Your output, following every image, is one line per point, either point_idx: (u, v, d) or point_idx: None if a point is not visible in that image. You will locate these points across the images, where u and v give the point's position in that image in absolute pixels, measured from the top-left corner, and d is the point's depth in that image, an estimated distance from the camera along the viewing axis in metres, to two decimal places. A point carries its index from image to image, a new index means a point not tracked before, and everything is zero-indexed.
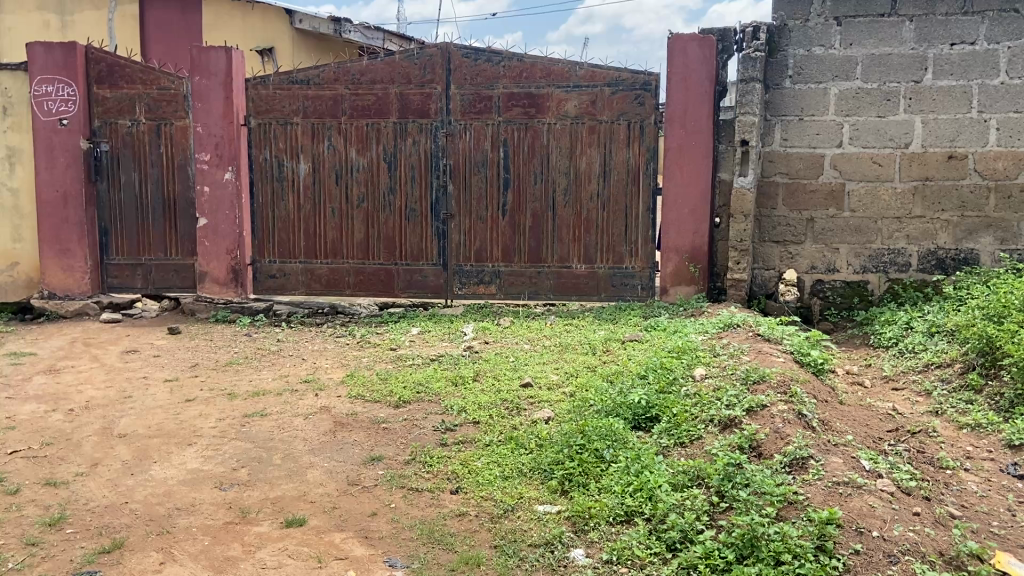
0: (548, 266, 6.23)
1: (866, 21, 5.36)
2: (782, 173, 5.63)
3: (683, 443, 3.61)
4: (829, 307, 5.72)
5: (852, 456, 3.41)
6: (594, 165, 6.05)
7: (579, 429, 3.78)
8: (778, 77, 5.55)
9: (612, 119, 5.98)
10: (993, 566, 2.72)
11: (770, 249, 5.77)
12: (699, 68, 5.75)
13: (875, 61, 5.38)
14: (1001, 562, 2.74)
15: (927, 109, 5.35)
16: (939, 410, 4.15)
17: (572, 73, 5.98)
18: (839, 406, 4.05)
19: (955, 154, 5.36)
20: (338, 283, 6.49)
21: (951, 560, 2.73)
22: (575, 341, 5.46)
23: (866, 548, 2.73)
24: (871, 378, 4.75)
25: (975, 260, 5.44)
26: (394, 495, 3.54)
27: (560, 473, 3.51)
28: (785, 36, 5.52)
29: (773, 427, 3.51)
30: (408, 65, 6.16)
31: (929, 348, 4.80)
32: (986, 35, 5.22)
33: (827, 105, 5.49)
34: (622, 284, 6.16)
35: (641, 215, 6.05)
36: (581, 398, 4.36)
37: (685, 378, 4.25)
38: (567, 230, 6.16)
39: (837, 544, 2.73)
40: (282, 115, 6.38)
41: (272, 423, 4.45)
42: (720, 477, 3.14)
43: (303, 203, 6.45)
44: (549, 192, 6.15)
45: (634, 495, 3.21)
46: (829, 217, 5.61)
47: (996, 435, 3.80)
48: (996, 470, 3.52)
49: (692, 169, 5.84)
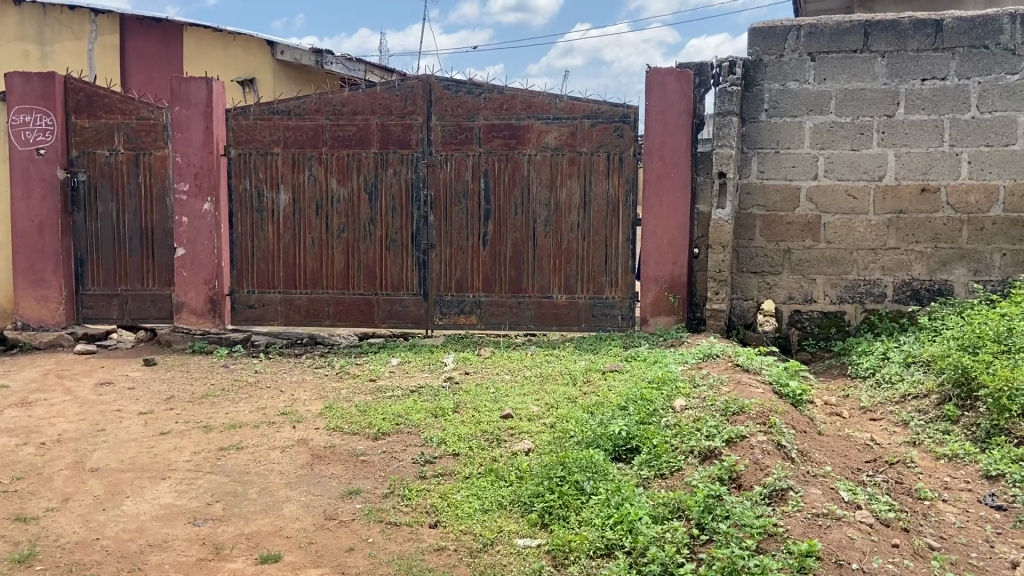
0: (529, 296, 6.23)
1: (840, 56, 5.46)
2: (759, 205, 5.69)
3: (663, 475, 3.60)
4: (807, 337, 5.76)
5: (831, 488, 3.41)
6: (575, 197, 6.09)
7: (559, 461, 3.75)
8: (754, 111, 5.63)
9: (592, 150, 6.03)
10: None
11: (748, 280, 5.80)
12: (677, 102, 5.82)
13: (849, 95, 5.47)
14: None
15: (900, 142, 5.44)
16: (916, 441, 4.17)
17: (552, 106, 6.04)
18: (818, 437, 4.06)
19: (928, 187, 5.44)
20: (317, 313, 6.46)
21: None
22: (555, 372, 5.45)
23: None
24: (849, 408, 4.77)
25: (949, 291, 5.51)
26: (372, 529, 3.50)
27: (541, 506, 3.48)
28: (761, 71, 5.61)
29: (752, 458, 3.52)
30: (389, 96, 6.20)
31: (906, 378, 4.83)
32: (956, 71, 5.33)
33: (802, 138, 5.57)
34: (602, 314, 6.17)
35: (621, 246, 6.08)
36: (562, 429, 4.34)
37: (666, 409, 4.24)
38: (548, 260, 6.18)
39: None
40: (262, 145, 6.38)
41: (248, 456, 4.39)
42: (700, 509, 3.13)
43: (283, 233, 6.42)
44: (529, 222, 6.17)
45: (615, 528, 3.17)
46: (805, 248, 5.67)
47: (974, 465, 3.82)
48: (974, 501, 3.53)
49: (671, 201, 5.88)
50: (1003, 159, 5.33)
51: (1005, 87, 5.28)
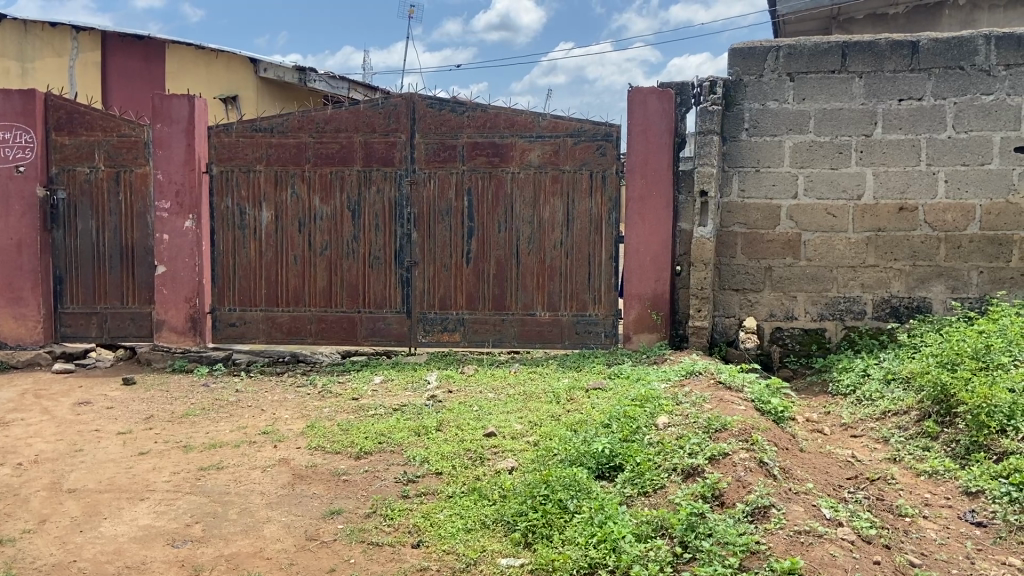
0: (512, 313, 6.23)
1: (818, 77, 5.53)
2: (740, 223, 5.73)
3: (647, 493, 3.60)
4: (788, 354, 5.80)
5: (813, 505, 3.41)
6: (558, 215, 6.10)
7: (542, 479, 3.74)
8: (734, 130, 5.69)
9: (575, 168, 6.05)
10: None
11: (730, 296, 5.84)
12: (658, 120, 5.86)
13: (827, 115, 5.54)
14: None
15: (878, 161, 5.50)
16: (896, 457, 4.20)
17: (535, 124, 6.06)
18: (800, 454, 4.08)
19: (906, 205, 5.50)
20: (300, 330, 6.43)
21: None
22: (539, 390, 5.44)
23: None
24: (830, 425, 4.79)
25: (928, 309, 5.56)
26: (354, 549, 3.46)
27: (524, 525, 3.47)
28: (741, 90, 5.66)
29: (734, 476, 3.53)
30: (373, 114, 6.20)
31: (886, 395, 4.86)
32: (932, 91, 5.40)
33: (782, 157, 5.62)
34: (586, 331, 6.18)
35: (604, 263, 6.09)
36: (545, 448, 4.33)
37: (649, 427, 4.24)
38: (531, 278, 6.19)
39: None
40: (245, 162, 6.36)
41: (229, 476, 4.35)
42: (683, 527, 3.14)
43: (265, 250, 6.40)
44: (512, 239, 6.18)
45: (598, 547, 3.15)
46: (786, 265, 5.71)
47: (954, 482, 3.84)
48: (955, 517, 3.55)
49: (653, 219, 5.91)
50: (979, 178, 5.40)
51: (980, 107, 5.36)
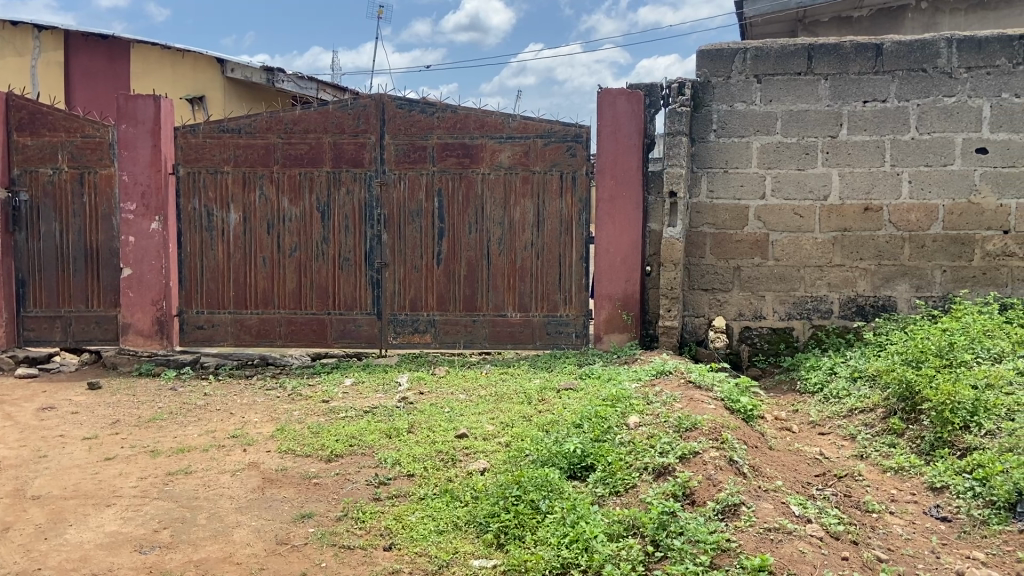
0: (483, 314, 6.23)
1: (785, 79, 5.59)
2: (709, 224, 5.78)
3: (618, 492, 3.62)
4: (757, 353, 5.86)
5: (782, 502, 3.45)
6: (528, 215, 6.11)
7: (514, 480, 3.74)
8: (703, 131, 5.73)
9: (545, 169, 6.06)
10: None
11: (699, 297, 5.88)
12: (628, 122, 5.89)
13: (793, 116, 5.60)
14: None
15: (843, 162, 5.58)
16: (863, 454, 4.26)
17: (505, 125, 6.06)
18: (769, 452, 4.12)
19: (871, 205, 5.58)
20: (269, 333, 6.36)
21: None
22: (510, 391, 5.44)
23: None
24: (798, 423, 4.84)
25: (893, 307, 5.64)
26: (325, 553, 3.44)
27: (496, 526, 3.47)
28: (709, 92, 5.71)
29: (705, 474, 3.56)
30: (342, 115, 6.16)
31: (852, 393, 4.93)
32: (896, 93, 5.48)
33: (749, 158, 5.68)
34: (557, 332, 6.19)
35: (574, 263, 6.11)
36: (517, 448, 4.33)
37: (620, 427, 4.26)
38: (502, 279, 6.19)
39: None
40: (212, 164, 6.28)
41: (197, 481, 4.29)
42: (654, 526, 3.16)
43: (233, 252, 6.33)
44: (483, 240, 6.17)
45: (570, 546, 3.16)
46: (754, 265, 5.77)
47: (920, 477, 3.91)
48: (920, 512, 3.61)
49: (623, 219, 5.94)
50: (941, 179, 5.49)
51: (942, 109, 5.44)
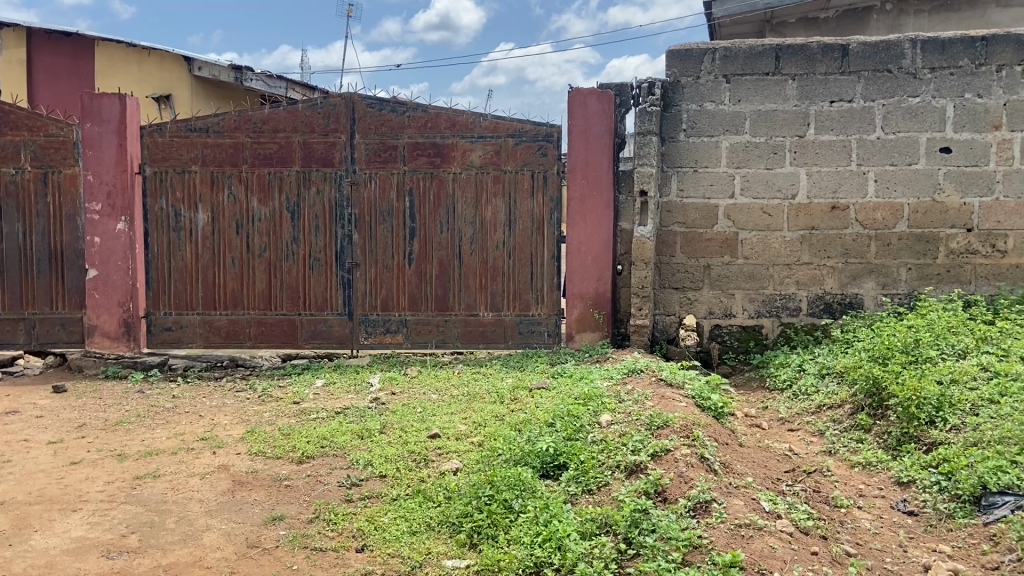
0: (455, 314, 6.22)
1: (753, 79, 5.64)
2: (679, 223, 5.82)
3: (591, 490, 3.63)
4: (727, 351, 5.90)
5: (753, 498, 3.49)
6: (500, 215, 6.11)
7: (487, 480, 3.73)
8: (673, 131, 5.77)
9: (517, 169, 6.06)
10: None
11: (670, 295, 5.92)
12: (598, 121, 5.91)
13: (762, 116, 5.65)
14: None
15: (810, 161, 5.64)
16: (832, 450, 4.31)
17: (476, 124, 6.05)
18: (739, 449, 4.16)
19: (838, 204, 5.64)
20: (238, 334, 6.30)
21: None
22: (483, 390, 5.44)
23: None
24: (768, 420, 4.89)
25: (859, 305, 5.72)
26: (297, 556, 3.41)
27: (469, 526, 3.46)
28: (678, 92, 5.75)
29: (676, 471, 3.58)
30: (311, 114, 6.11)
31: (820, 389, 4.99)
32: (861, 93, 5.55)
33: (718, 158, 5.73)
34: (529, 331, 6.20)
35: (546, 263, 6.12)
36: (489, 448, 4.33)
37: (592, 425, 4.28)
38: (474, 278, 6.18)
39: None
40: (179, 163, 6.20)
41: (166, 484, 4.24)
42: (627, 523, 3.17)
43: (201, 252, 6.26)
44: (454, 240, 6.16)
45: (543, 545, 3.16)
46: (724, 264, 5.82)
47: (886, 472, 3.96)
48: (887, 507, 3.66)
49: (594, 219, 5.95)
50: (906, 178, 5.57)
51: (907, 109, 5.52)
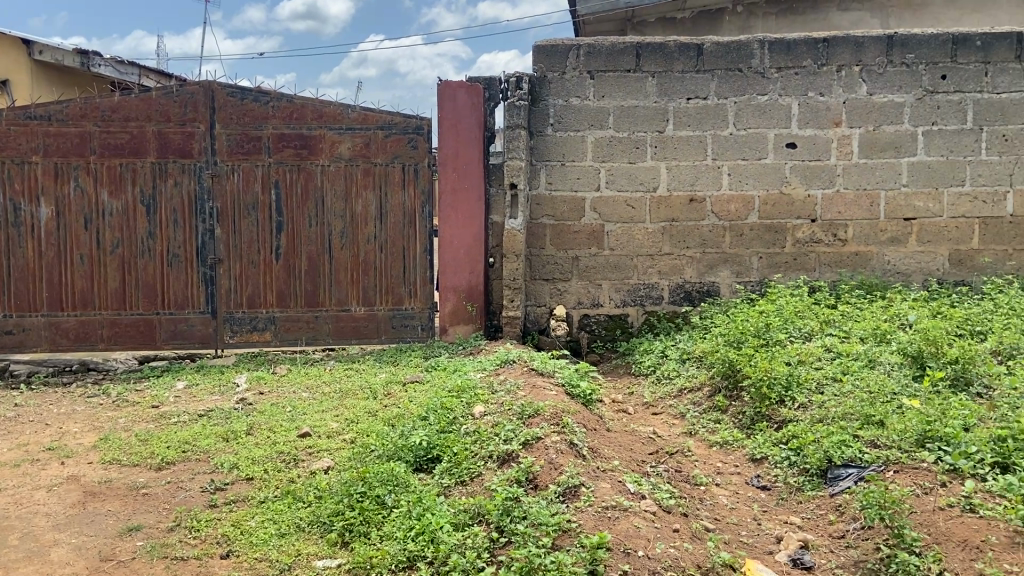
0: (326, 310, 6.08)
1: (616, 75, 5.80)
2: (548, 216, 5.93)
3: (463, 481, 3.64)
4: (595, 340, 6.07)
5: (619, 480, 3.60)
6: (370, 208, 6.01)
7: (359, 477, 3.68)
8: (541, 125, 5.86)
9: (387, 162, 5.98)
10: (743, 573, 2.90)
11: (541, 287, 6.02)
12: (468, 114, 5.93)
13: (625, 112, 5.82)
14: (751, 569, 2.92)
15: (670, 156, 5.85)
16: (692, 431, 4.46)
17: (344, 116, 5.94)
18: (607, 434, 4.27)
19: (696, 197, 5.89)
20: (89, 336, 5.93)
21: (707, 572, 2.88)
22: (355, 387, 5.35)
23: (633, 567, 2.82)
24: (634, 405, 5.04)
25: (716, 292, 5.99)
26: (156, 566, 3.24)
27: (340, 525, 3.40)
28: (545, 87, 5.84)
29: (546, 458, 3.63)
30: (167, 102, 5.82)
31: (681, 373, 5.21)
32: (715, 91, 5.79)
33: (585, 152, 5.86)
34: (402, 326, 6.14)
35: (418, 256, 6.08)
36: (362, 445, 4.27)
37: (466, 417, 4.29)
38: (345, 273, 6.07)
39: (607, 567, 2.79)
40: (18, 154, 5.76)
41: (7, 499, 3.93)
42: (499, 512, 3.16)
43: (46, 250, 5.84)
44: (324, 234, 6.02)
45: (417, 540, 3.15)
46: (591, 255, 5.97)
47: (742, 450, 4.09)
48: (743, 483, 3.76)
49: (466, 212, 5.96)
50: (757, 171, 5.84)
51: (756, 107, 5.79)
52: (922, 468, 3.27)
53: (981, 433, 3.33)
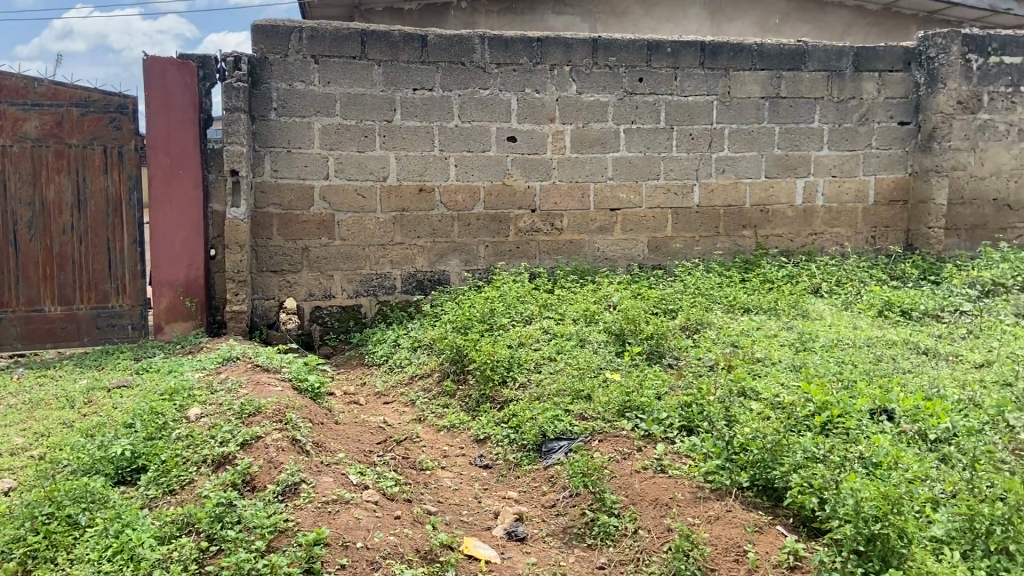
0: (12, 311, 5.39)
1: (341, 61, 5.68)
2: (275, 204, 5.69)
3: (174, 490, 3.36)
4: (328, 332, 5.92)
5: (342, 473, 3.51)
6: (65, 194, 5.37)
7: (45, 495, 3.20)
8: (263, 109, 5.59)
9: (84, 143, 5.38)
10: (461, 552, 2.92)
11: (269, 279, 5.76)
12: (180, 94, 5.48)
13: (351, 99, 5.73)
14: (469, 547, 2.96)
15: (398, 146, 5.86)
16: (421, 416, 4.48)
17: (30, 90, 5.27)
18: (334, 427, 4.17)
19: (425, 186, 5.94)
20: None
21: (426, 555, 2.86)
22: (50, 396, 4.75)
23: (351, 560, 2.76)
24: (365, 395, 4.94)
25: (446, 281, 6.10)
26: None
27: (20, 551, 2.93)
28: (266, 69, 5.58)
29: (266, 458, 3.46)
30: None
31: (413, 360, 5.24)
32: (440, 83, 5.87)
33: (311, 139, 5.69)
34: (109, 326, 5.57)
35: (126, 248, 5.54)
36: (52, 459, 3.75)
37: (178, 421, 3.96)
38: (35, 268, 5.38)
39: (323, 563, 2.73)
40: None
41: None
42: (209, 519, 2.97)
43: None
44: (6, 223, 5.29)
45: (114, 559, 2.83)
46: (322, 245, 5.83)
47: (467, 431, 4.20)
48: (466, 464, 3.83)
49: (181, 199, 5.50)
50: (480, 163, 6.01)
51: (478, 100, 5.94)
52: (622, 435, 3.54)
53: (671, 400, 3.68)
